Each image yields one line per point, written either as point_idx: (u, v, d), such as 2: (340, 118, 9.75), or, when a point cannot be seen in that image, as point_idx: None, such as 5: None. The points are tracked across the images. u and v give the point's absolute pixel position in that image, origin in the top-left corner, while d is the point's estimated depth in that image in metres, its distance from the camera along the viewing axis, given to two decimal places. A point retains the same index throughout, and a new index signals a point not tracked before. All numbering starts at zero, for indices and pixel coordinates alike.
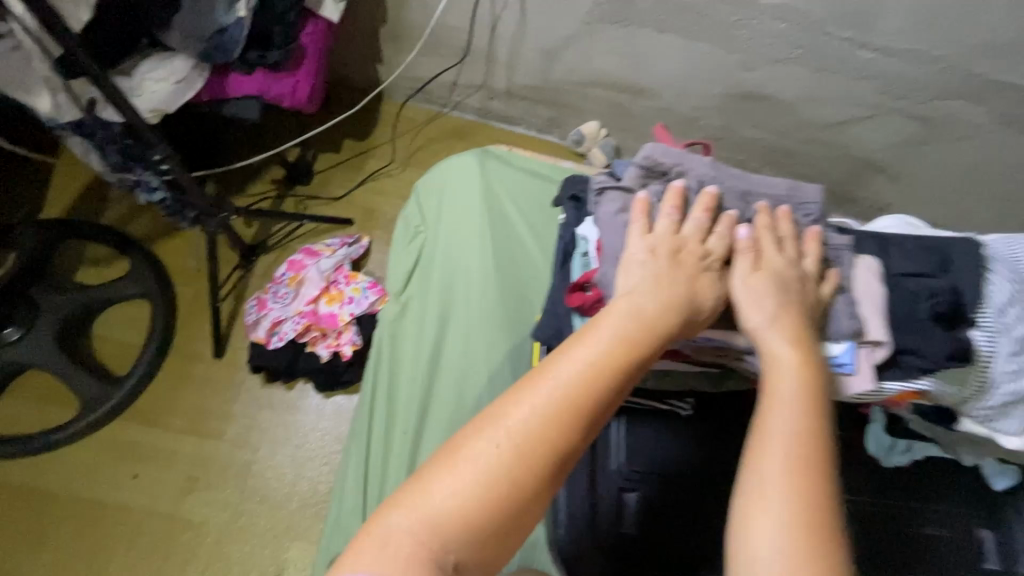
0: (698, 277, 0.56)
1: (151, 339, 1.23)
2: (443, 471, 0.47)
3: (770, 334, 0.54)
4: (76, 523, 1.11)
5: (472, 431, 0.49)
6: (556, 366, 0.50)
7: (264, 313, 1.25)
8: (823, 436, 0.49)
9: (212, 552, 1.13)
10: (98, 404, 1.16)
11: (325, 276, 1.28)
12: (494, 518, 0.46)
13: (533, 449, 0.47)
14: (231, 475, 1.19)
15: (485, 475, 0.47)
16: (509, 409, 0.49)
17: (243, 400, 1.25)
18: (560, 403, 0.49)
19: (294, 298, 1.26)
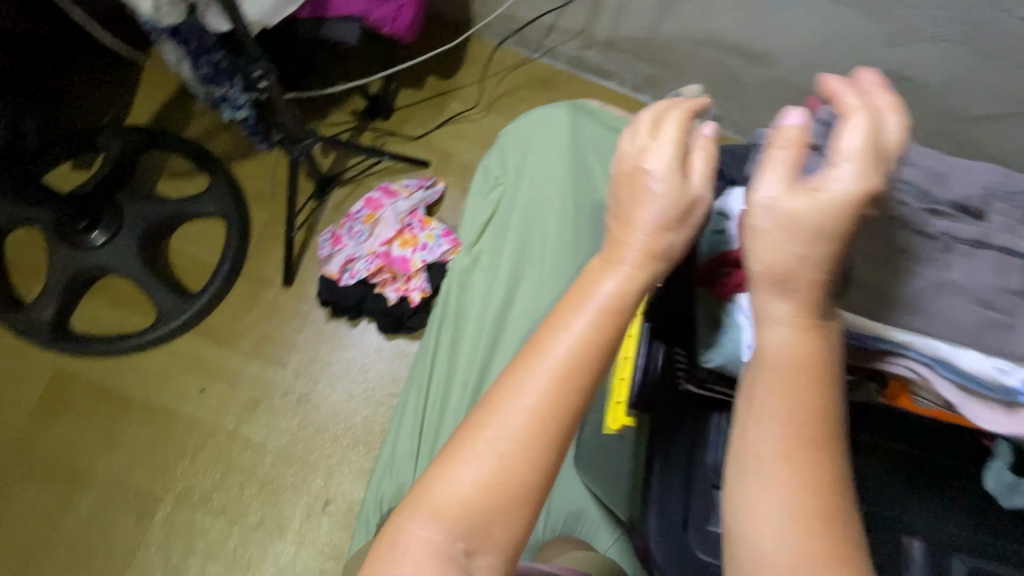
0: (637, 206, 0.48)
1: (226, 259, 1.23)
2: (446, 479, 0.43)
3: (766, 290, 0.44)
4: (147, 426, 1.16)
5: (467, 431, 0.45)
6: (545, 343, 0.46)
7: (338, 249, 1.23)
8: (830, 417, 0.42)
9: (268, 473, 1.17)
10: (173, 315, 1.18)
11: (401, 218, 1.25)
12: (502, 514, 0.43)
13: (529, 437, 0.44)
14: (292, 402, 1.21)
15: (488, 468, 0.43)
16: (501, 397, 0.45)
17: (308, 332, 1.25)
18: (555, 377, 0.44)
19: (369, 237, 1.23)
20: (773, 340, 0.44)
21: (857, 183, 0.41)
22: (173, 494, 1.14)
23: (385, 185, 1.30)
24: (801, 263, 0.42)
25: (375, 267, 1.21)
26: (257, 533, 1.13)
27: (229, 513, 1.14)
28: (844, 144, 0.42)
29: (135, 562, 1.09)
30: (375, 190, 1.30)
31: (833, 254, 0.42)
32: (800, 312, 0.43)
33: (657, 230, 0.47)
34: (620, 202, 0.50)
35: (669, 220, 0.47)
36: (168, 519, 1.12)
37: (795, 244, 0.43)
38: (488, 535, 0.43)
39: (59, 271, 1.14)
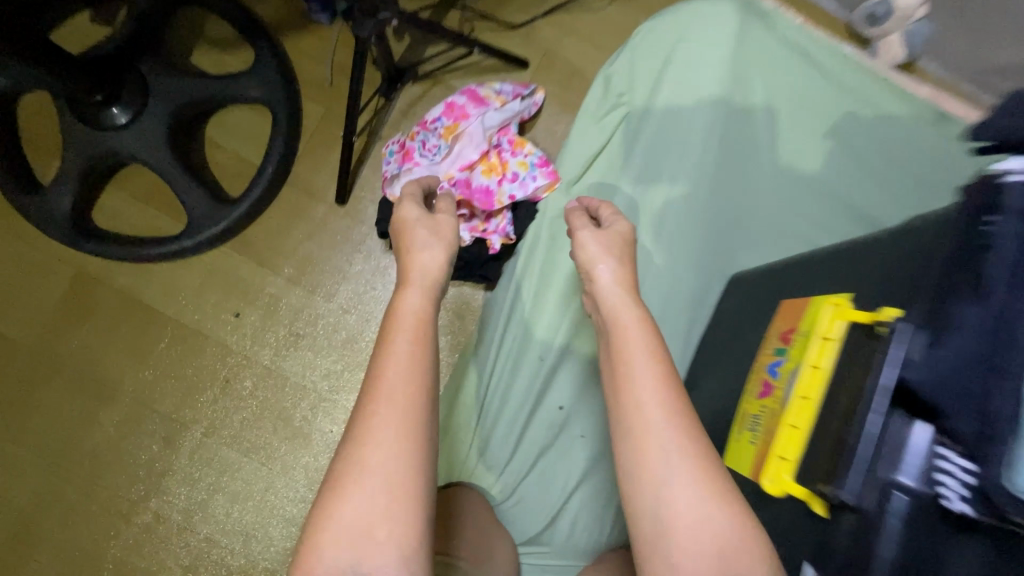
0: (419, 239, 0.69)
1: (269, 160, 0.99)
2: (338, 513, 0.49)
3: (604, 278, 0.63)
4: (175, 347, 1.01)
5: (346, 468, 0.51)
6: (389, 347, 0.57)
7: (408, 169, 0.98)
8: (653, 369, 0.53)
9: (306, 419, 1.03)
10: (205, 224, 0.98)
11: (487, 138, 1.01)
12: (395, 512, 0.49)
13: (402, 427, 0.52)
14: (336, 343, 1.03)
15: (381, 478, 0.50)
16: (373, 410, 0.53)
17: (362, 263, 1.04)
18: (416, 367, 0.56)
19: (450, 160, 0.99)
20: (603, 300, 0.62)
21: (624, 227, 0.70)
22: (201, 425, 1.02)
23: (469, 89, 1.03)
24: (623, 263, 0.65)
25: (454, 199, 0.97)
26: (290, 481, 1.02)
27: (261, 453, 1.02)
28: (608, 217, 0.72)
29: (159, 493, 1.00)
30: (457, 94, 1.03)
31: (630, 256, 0.67)
32: (619, 281, 0.63)
33: (436, 255, 0.67)
34: (401, 241, 0.71)
35: (441, 247, 0.70)
36: (194, 451, 1.01)
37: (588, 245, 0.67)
38: (380, 543, 0.49)
39: (76, 153, 0.93)
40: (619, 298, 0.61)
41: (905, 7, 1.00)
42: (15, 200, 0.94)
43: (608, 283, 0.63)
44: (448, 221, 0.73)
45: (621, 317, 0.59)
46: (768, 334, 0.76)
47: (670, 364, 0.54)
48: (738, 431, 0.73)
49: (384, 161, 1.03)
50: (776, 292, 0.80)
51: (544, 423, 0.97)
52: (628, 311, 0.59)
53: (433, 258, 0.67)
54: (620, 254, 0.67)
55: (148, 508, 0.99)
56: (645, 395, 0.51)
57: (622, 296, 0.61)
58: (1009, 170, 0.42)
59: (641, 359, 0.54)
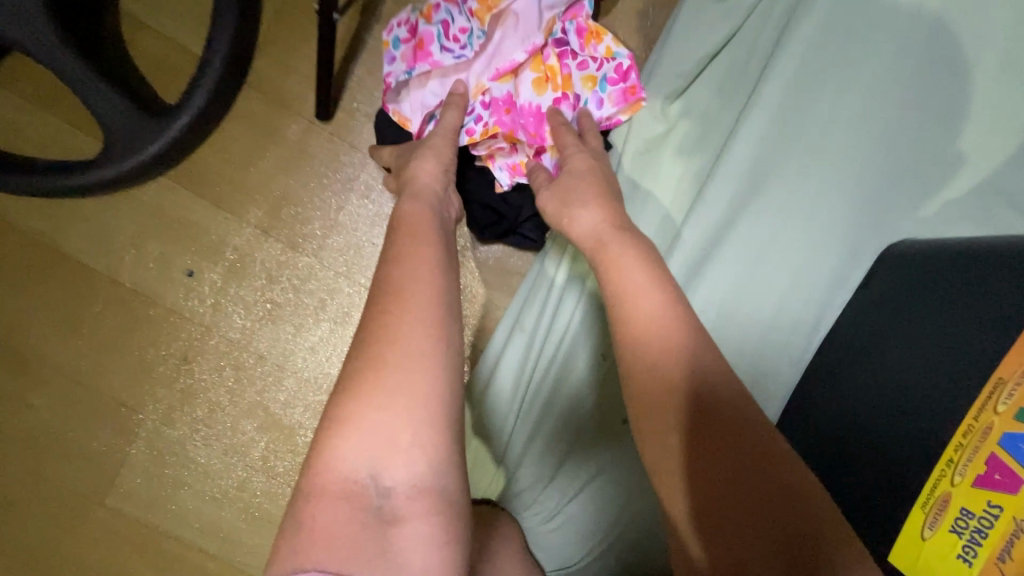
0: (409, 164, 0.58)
1: (212, 52, 0.66)
2: (349, 424, 0.38)
3: (578, 203, 0.53)
4: (115, 310, 0.76)
5: (361, 368, 0.39)
6: (401, 248, 0.45)
7: (423, 72, 0.66)
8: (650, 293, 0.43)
9: (288, 404, 0.79)
10: (130, 143, 0.67)
11: (543, 25, 0.65)
12: (420, 417, 0.38)
13: (425, 314, 0.41)
14: (324, 314, 0.77)
15: (409, 387, 0.39)
16: (386, 303, 0.41)
17: (355, 206, 0.74)
18: (431, 261, 0.45)
19: (485, 61, 0.65)
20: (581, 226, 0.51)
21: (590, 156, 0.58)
22: (157, 409, 0.78)
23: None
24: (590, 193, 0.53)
25: (489, 130, 0.65)
26: (274, 481, 0.80)
27: (234, 446, 0.80)
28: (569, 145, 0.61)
29: (114, 488, 0.79)
30: None
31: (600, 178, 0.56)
32: (593, 205, 0.52)
33: (440, 184, 0.55)
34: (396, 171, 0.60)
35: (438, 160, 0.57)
36: (152, 439, 0.79)
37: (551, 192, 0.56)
38: (404, 449, 0.38)
39: None
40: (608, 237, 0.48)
41: None
42: None
43: (586, 221, 0.51)
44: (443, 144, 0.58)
45: (606, 246, 0.48)
46: (995, 381, 0.43)
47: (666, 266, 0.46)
48: (926, 527, 0.44)
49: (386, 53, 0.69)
50: (974, 306, 0.47)
51: (591, 439, 0.70)
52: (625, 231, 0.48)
53: (431, 183, 0.54)
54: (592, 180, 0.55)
55: (101, 505, 0.79)
56: (642, 301, 0.42)
57: (599, 214, 0.51)
58: None
59: (644, 280, 0.43)
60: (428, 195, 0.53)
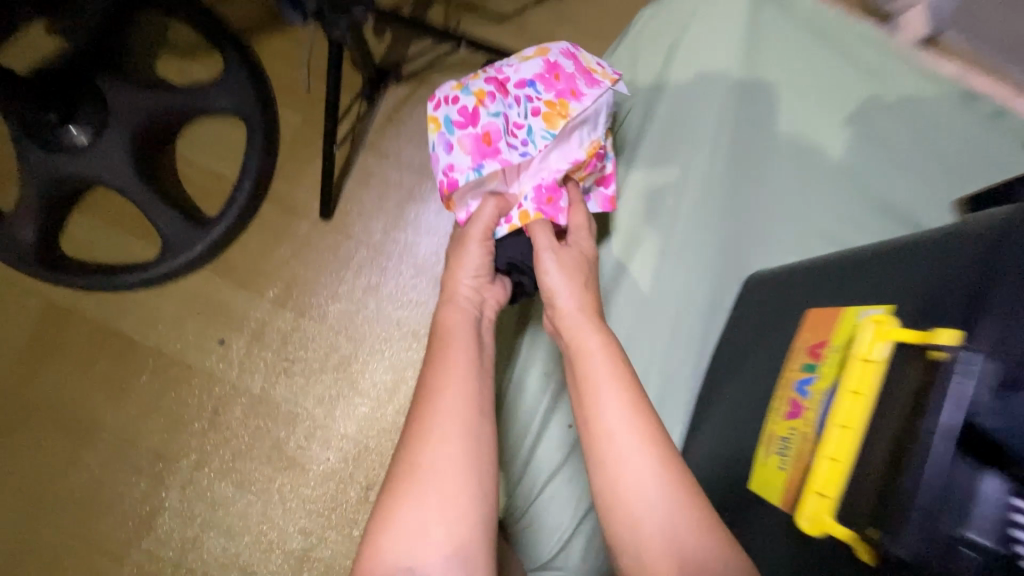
0: (450, 270, 0.61)
1: (245, 178, 0.92)
2: (396, 515, 0.47)
3: (572, 314, 0.58)
4: (158, 377, 0.95)
5: (402, 471, 0.49)
6: (439, 361, 0.54)
7: (491, 170, 0.60)
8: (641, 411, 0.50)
9: (301, 447, 0.96)
10: (179, 248, 0.91)
11: (586, 147, 0.64)
12: (449, 516, 0.47)
13: (457, 422, 0.50)
14: (328, 368, 0.97)
15: (441, 492, 0.47)
16: (422, 416, 0.51)
17: (350, 279, 0.98)
18: (464, 377, 0.53)
19: (542, 164, 0.62)
20: (580, 334, 0.56)
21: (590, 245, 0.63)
22: (190, 459, 0.95)
23: (573, 52, 0.66)
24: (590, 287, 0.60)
25: (531, 216, 0.62)
26: (286, 515, 0.95)
27: (253, 486, 0.95)
28: (573, 224, 0.64)
29: (150, 532, 0.93)
30: (562, 57, 0.65)
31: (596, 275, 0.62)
32: (585, 311, 0.57)
33: (480, 282, 0.61)
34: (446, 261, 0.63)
35: (479, 260, 0.61)
36: (184, 486, 0.94)
37: (550, 257, 0.60)
38: (434, 543, 0.46)
39: (31, 180, 0.85)
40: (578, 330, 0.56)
41: None
42: None
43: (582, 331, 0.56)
44: (476, 248, 0.60)
45: (586, 355, 0.54)
46: (795, 345, 0.66)
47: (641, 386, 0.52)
48: (766, 452, 0.63)
49: (437, 136, 0.62)
50: (781, 309, 0.73)
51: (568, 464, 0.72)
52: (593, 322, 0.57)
53: (466, 286, 0.61)
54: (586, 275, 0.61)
55: (139, 549, 0.92)
56: (622, 422, 0.49)
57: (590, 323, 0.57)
58: None
59: (621, 402, 0.50)
60: (463, 300, 0.60)
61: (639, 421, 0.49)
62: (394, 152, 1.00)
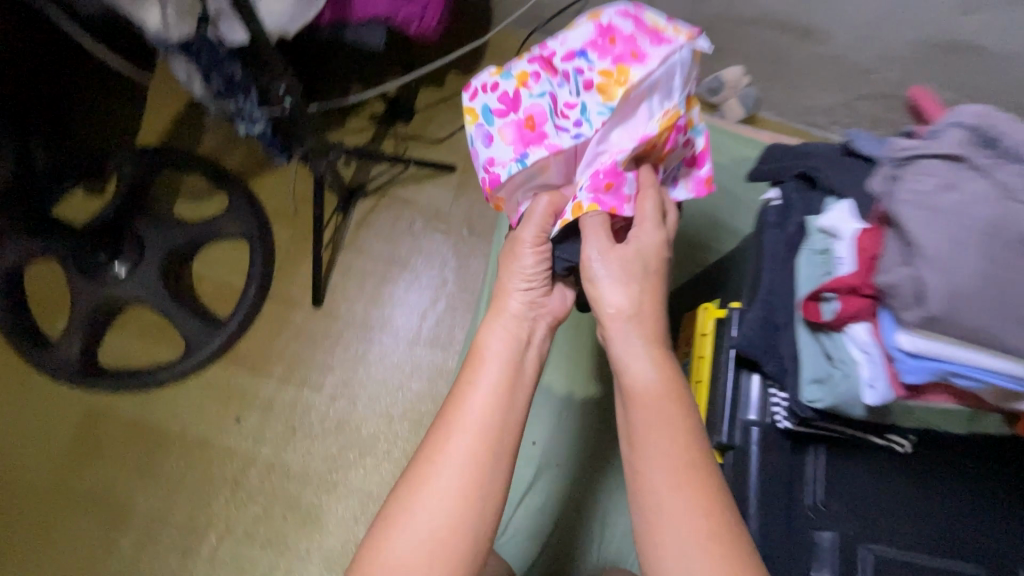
0: (504, 279, 0.65)
1: (251, 283, 1.17)
2: (387, 543, 0.51)
3: (635, 360, 0.60)
4: (185, 458, 1.12)
5: (405, 495, 0.53)
6: (463, 402, 0.57)
7: (537, 158, 0.61)
8: (694, 466, 0.52)
9: (312, 502, 1.12)
10: (200, 346, 1.13)
11: (657, 119, 0.60)
12: (439, 561, 0.50)
13: (475, 472, 0.53)
14: (330, 429, 1.17)
15: (438, 529, 0.51)
16: (437, 451, 0.54)
17: (341, 353, 1.21)
18: (488, 428, 0.55)
19: (600, 148, 0.62)
20: (640, 378, 0.59)
21: (656, 241, 0.62)
22: (216, 528, 1.09)
23: (632, 10, 0.62)
24: (644, 304, 0.62)
25: (585, 208, 0.60)
26: (304, 565, 1.09)
27: (273, 545, 1.09)
28: (640, 213, 0.62)
29: None
30: (618, 19, 0.61)
31: (656, 300, 0.63)
32: (647, 355, 0.60)
33: (530, 295, 0.65)
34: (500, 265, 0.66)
35: (528, 278, 0.64)
36: (212, 554, 1.08)
37: (612, 279, 0.61)
38: None
39: (81, 306, 1.10)
40: (633, 380, 0.59)
41: (732, 80, 1.29)
42: (32, 356, 1.09)
43: (642, 377, 0.59)
44: (529, 253, 0.63)
45: (640, 416, 0.57)
46: (677, 343, 0.91)
47: (700, 444, 0.54)
48: None
49: (473, 130, 0.62)
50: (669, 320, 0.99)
51: (528, 466, 0.92)
52: (649, 369, 0.59)
53: (517, 304, 0.65)
54: (643, 304, 0.62)
55: None
56: (663, 486, 0.52)
57: (650, 373, 0.59)
58: (770, 198, 0.65)
59: (671, 460, 0.53)
60: (514, 317, 0.64)
61: (686, 473, 0.52)
62: (366, 248, 1.27)
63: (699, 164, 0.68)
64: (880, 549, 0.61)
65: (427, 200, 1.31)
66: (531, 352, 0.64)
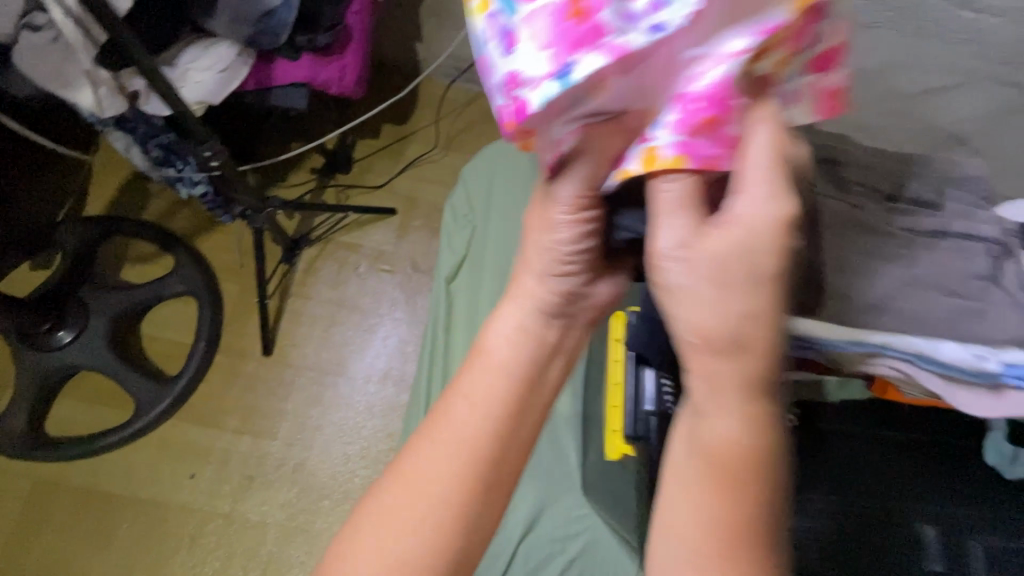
0: (530, 252, 0.51)
1: (200, 338, 1.20)
2: (347, 554, 0.46)
3: (720, 400, 0.42)
4: (139, 521, 1.12)
5: (376, 504, 0.47)
6: (454, 408, 0.49)
7: (588, 69, 0.35)
8: (748, 515, 0.40)
9: (272, 550, 1.13)
10: (151, 406, 1.14)
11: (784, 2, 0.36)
12: None
13: (452, 494, 0.47)
14: (287, 476, 1.18)
15: (402, 553, 0.45)
16: (418, 462, 0.48)
17: (294, 399, 1.23)
18: (478, 443, 0.48)
19: (695, 52, 0.36)
20: (724, 422, 0.41)
21: (776, 216, 0.39)
22: None
23: None
24: (754, 313, 0.40)
25: (664, 159, 0.38)
26: None
27: None
28: (750, 172, 0.39)
29: None
30: None
31: (775, 309, 0.40)
32: (743, 400, 0.41)
33: (562, 281, 0.51)
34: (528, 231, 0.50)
35: (562, 257, 0.49)
36: None
37: (693, 282, 0.40)
38: None
39: (30, 377, 1.12)
40: (695, 426, 0.43)
41: None
42: None
43: (725, 424, 0.41)
44: (564, 222, 0.45)
45: (705, 459, 0.42)
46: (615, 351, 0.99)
47: (771, 488, 0.41)
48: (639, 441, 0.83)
49: (486, 24, 0.39)
50: None
51: None
52: (719, 415, 0.42)
53: (545, 288, 0.52)
54: (751, 314, 0.40)
55: None
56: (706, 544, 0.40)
57: (740, 414, 0.41)
58: None
59: (714, 502, 0.41)
60: (539, 307, 0.52)
61: (734, 521, 0.40)
62: (314, 294, 1.32)
63: (832, 66, 0.42)
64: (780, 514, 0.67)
65: (370, 244, 1.37)
66: (551, 357, 0.52)
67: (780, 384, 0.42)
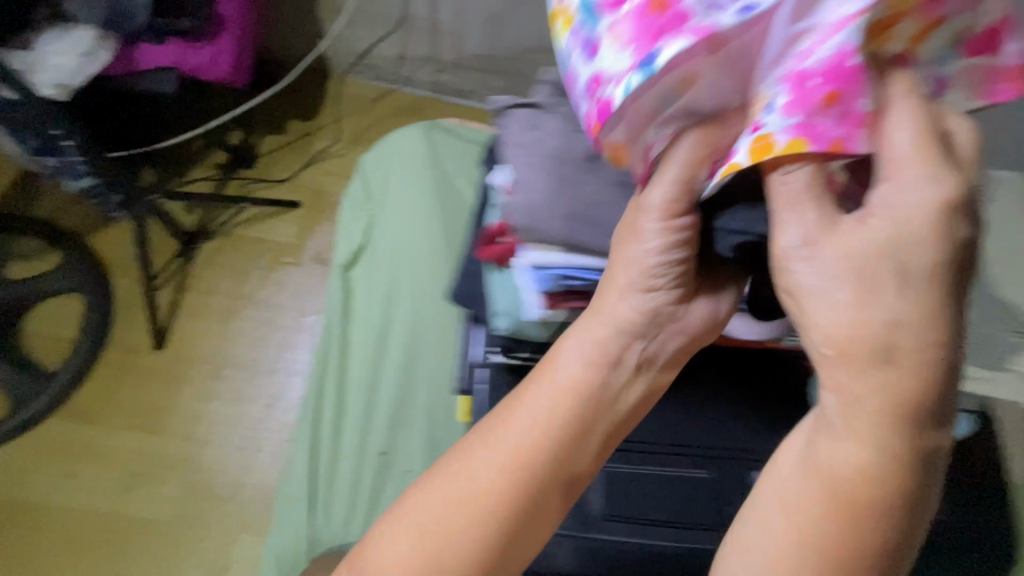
0: (614, 268, 0.46)
1: (86, 335, 1.19)
2: (387, 539, 0.46)
3: (855, 429, 0.37)
4: (16, 521, 1.09)
5: (424, 492, 0.47)
6: (521, 415, 0.47)
7: (669, 57, 0.35)
8: (847, 540, 0.38)
9: (155, 550, 1.10)
10: (29, 400, 1.14)
11: None
12: None
13: (502, 502, 0.45)
14: (177, 473, 1.15)
15: (438, 548, 0.44)
16: (473, 459, 0.46)
17: (187, 393, 1.21)
18: (533, 454, 0.46)
19: (799, 26, 0.34)
20: (841, 447, 0.38)
21: (930, 227, 0.34)
22: None
23: None
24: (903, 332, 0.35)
25: (779, 145, 0.35)
26: None
27: None
28: (893, 165, 0.35)
29: None
30: None
31: (936, 332, 0.35)
32: (879, 434, 0.36)
33: (650, 300, 0.46)
34: (616, 242, 0.46)
35: (655, 271, 0.45)
36: None
37: (828, 287, 0.36)
38: None
39: None
40: (817, 442, 0.39)
41: None
42: None
43: (846, 456, 0.38)
44: (657, 230, 0.42)
45: (800, 478, 0.40)
46: None
47: (878, 520, 0.37)
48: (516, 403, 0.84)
49: (569, 37, 0.40)
50: None
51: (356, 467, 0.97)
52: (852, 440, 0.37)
53: (629, 307, 0.46)
54: (906, 341, 0.35)
55: None
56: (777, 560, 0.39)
57: (867, 445, 0.37)
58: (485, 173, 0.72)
59: (808, 520, 0.38)
60: (621, 325, 0.47)
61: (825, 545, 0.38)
62: (212, 289, 1.30)
63: (998, 45, 0.38)
64: (613, 466, 0.71)
65: (272, 237, 1.36)
66: (628, 380, 0.47)
67: (941, 421, 0.36)
